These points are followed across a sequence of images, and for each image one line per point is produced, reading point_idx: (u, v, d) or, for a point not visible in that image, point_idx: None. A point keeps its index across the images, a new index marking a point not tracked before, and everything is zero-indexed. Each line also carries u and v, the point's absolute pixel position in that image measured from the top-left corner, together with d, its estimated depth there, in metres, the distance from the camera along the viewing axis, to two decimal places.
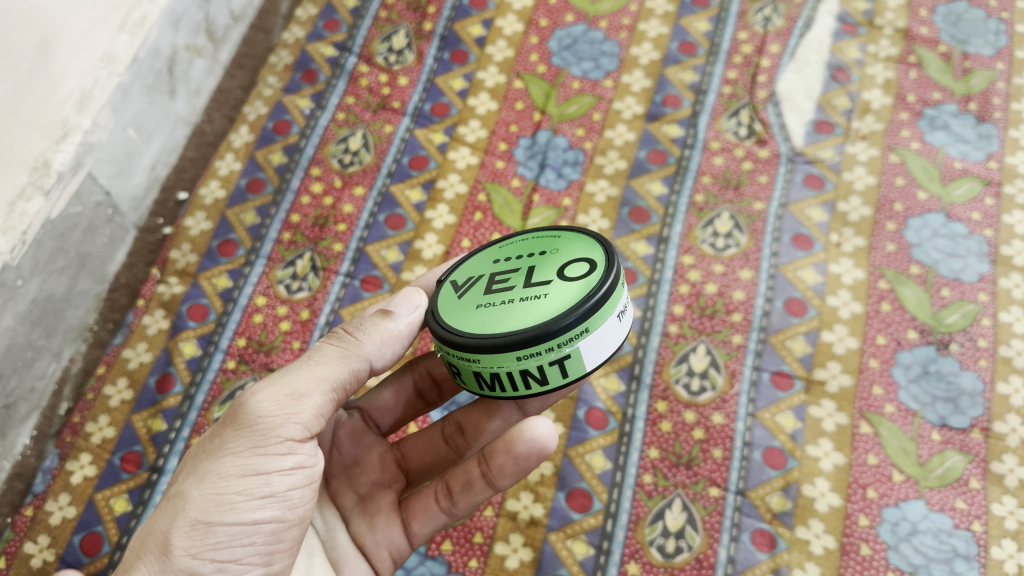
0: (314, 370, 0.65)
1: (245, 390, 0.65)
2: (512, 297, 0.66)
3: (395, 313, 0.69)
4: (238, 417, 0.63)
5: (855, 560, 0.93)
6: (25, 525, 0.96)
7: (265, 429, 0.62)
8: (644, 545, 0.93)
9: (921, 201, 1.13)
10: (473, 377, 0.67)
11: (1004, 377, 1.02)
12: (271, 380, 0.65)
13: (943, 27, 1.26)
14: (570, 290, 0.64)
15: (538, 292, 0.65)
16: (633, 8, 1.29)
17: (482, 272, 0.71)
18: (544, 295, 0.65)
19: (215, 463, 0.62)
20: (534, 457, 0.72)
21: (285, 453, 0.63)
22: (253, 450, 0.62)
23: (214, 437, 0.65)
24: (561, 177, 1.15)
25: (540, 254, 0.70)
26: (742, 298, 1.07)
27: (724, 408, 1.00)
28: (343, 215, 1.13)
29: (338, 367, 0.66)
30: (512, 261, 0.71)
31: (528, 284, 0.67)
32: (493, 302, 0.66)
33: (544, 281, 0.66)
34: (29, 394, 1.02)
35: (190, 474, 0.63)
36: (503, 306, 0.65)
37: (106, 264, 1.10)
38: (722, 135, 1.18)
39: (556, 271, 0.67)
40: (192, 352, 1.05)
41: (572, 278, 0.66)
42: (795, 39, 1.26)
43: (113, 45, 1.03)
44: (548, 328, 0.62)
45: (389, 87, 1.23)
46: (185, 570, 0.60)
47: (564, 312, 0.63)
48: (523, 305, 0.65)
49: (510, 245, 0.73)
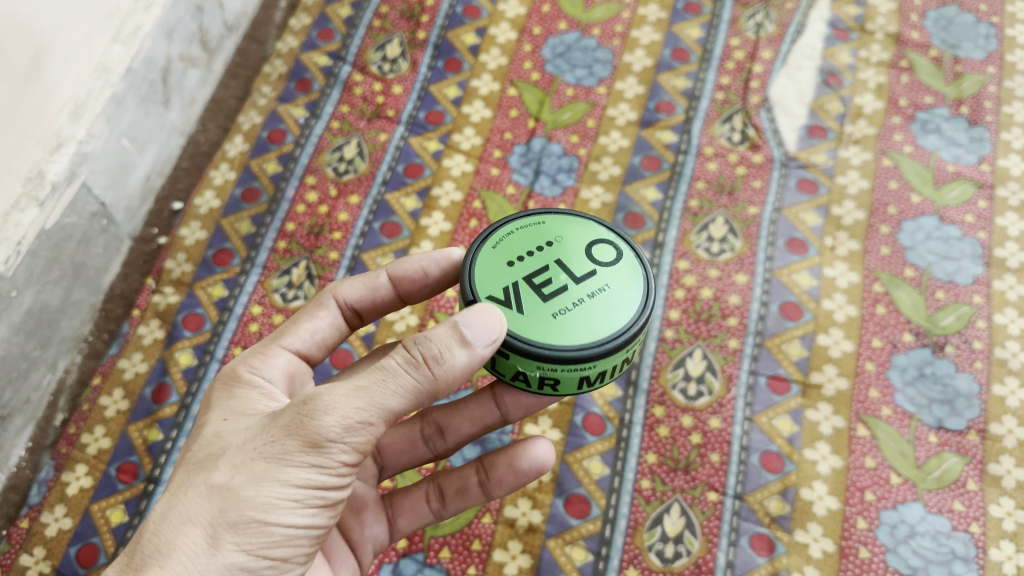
0: (390, 394, 0.58)
1: (317, 397, 0.58)
2: (581, 296, 0.70)
3: (472, 342, 0.61)
4: (304, 431, 0.58)
5: (854, 563, 0.93)
6: (20, 537, 0.95)
7: (330, 452, 0.58)
8: (643, 550, 0.93)
9: (914, 204, 1.14)
10: (573, 380, 0.70)
11: (1000, 379, 1.02)
12: (345, 400, 0.58)
13: (934, 32, 1.27)
14: (622, 275, 0.72)
15: (600, 287, 0.70)
16: (625, 15, 1.30)
17: (512, 280, 0.71)
18: (607, 287, 0.71)
19: (275, 469, 0.59)
20: (531, 474, 0.79)
21: (344, 468, 0.61)
22: (316, 468, 0.59)
23: (268, 436, 0.60)
24: (555, 183, 1.16)
25: (551, 248, 0.73)
26: (737, 302, 1.07)
27: (720, 413, 1.00)
28: (338, 224, 1.13)
29: (413, 396, 0.60)
30: (531, 262, 0.72)
31: (578, 278, 0.71)
32: (568, 306, 0.69)
33: (591, 272, 0.71)
34: (24, 406, 1.02)
35: (245, 470, 0.59)
36: (581, 306, 0.69)
37: (102, 274, 1.10)
38: (715, 141, 1.19)
39: (587, 258, 0.72)
40: (188, 362, 1.04)
41: (609, 264, 0.72)
42: (787, 45, 1.27)
43: (107, 55, 1.03)
44: (636, 319, 0.69)
45: (383, 96, 1.23)
46: (232, 565, 0.59)
47: (637, 299, 0.71)
48: (598, 301, 0.70)
49: (503, 245, 0.74)
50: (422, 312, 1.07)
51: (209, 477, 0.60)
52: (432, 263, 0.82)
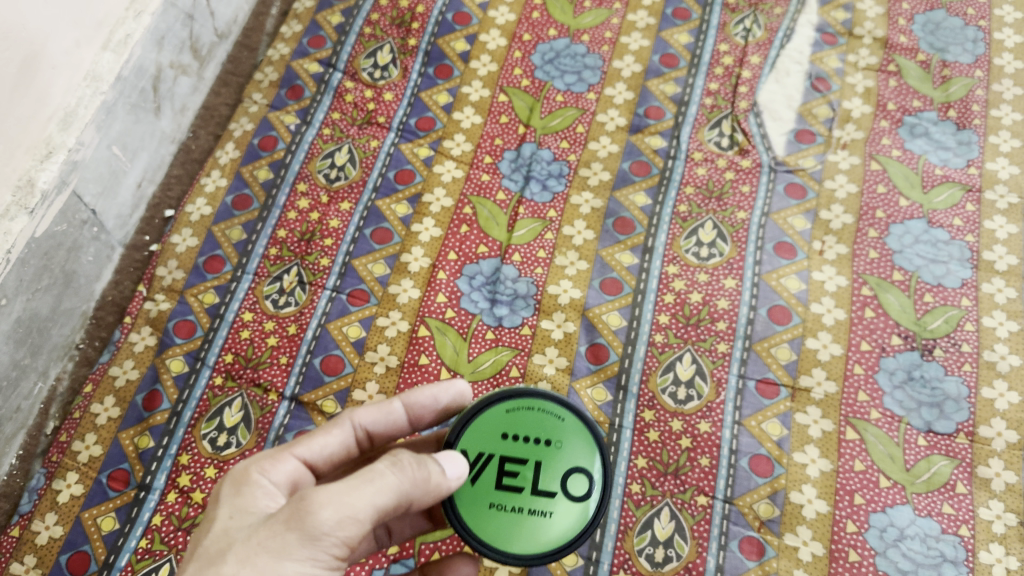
0: (375, 493, 0.58)
1: (309, 496, 0.57)
2: (522, 505, 0.71)
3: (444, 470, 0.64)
4: (301, 524, 0.56)
5: (844, 566, 0.93)
6: (10, 545, 0.95)
7: (325, 545, 0.56)
8: (634, 554, 0.93)
9: (902, 208, 1.15)
10: None
11: (988, 382, 1.03)
12: (340, 495, 0.57)
13: (922, 36, 1.28)
14: (571, 516, 0.71)
15: (545, 509, 0.71)
16: (615, 21, 1.30)
17: (489, 450, 0.72)
18: (551, 514, 0.71)
19: (275, 563, 0.56)
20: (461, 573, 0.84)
21: (336, 563, 0.58)
22: (312, 562, 0.57)
23: (268, 531, 0.58)
24: (545, 189, 1.16)
25: (544, 449, 0.73)
26: (726, 306, 1.07)
27: (710, 417, 1.01)
28: (330, 230, 1.14)
29: (397, 497, 0.60)
30: (517, 446, 0.72)
31: (536, 490, 0.71)
32: (505, 506, 0.71)
33: (550, 493, 0.71)
34: (16, 414, 1.02)
35: (246, 562, 0.56)
36: (514, 515, 0.71)
37: (93, 281, 1.11)
38: (704, 146, 1.19)
39: (560, 482, 0.72)
40: (180, 369, 1.05)
41: (574, 499, 0.72)
42: (776, 50, 1.27)
43: (96, 64, 1.04)
44: (548, 551, 0.71)
45: (374, 103, 1.23)
46: None
47: (564, 541, 0.71)
48: (531, 521, 0.71)
49: (519, 414, 0.74)
50: (413, 318, 1.07)
51: (216, 570, 0.56)
52: (442, 392, 0.77)
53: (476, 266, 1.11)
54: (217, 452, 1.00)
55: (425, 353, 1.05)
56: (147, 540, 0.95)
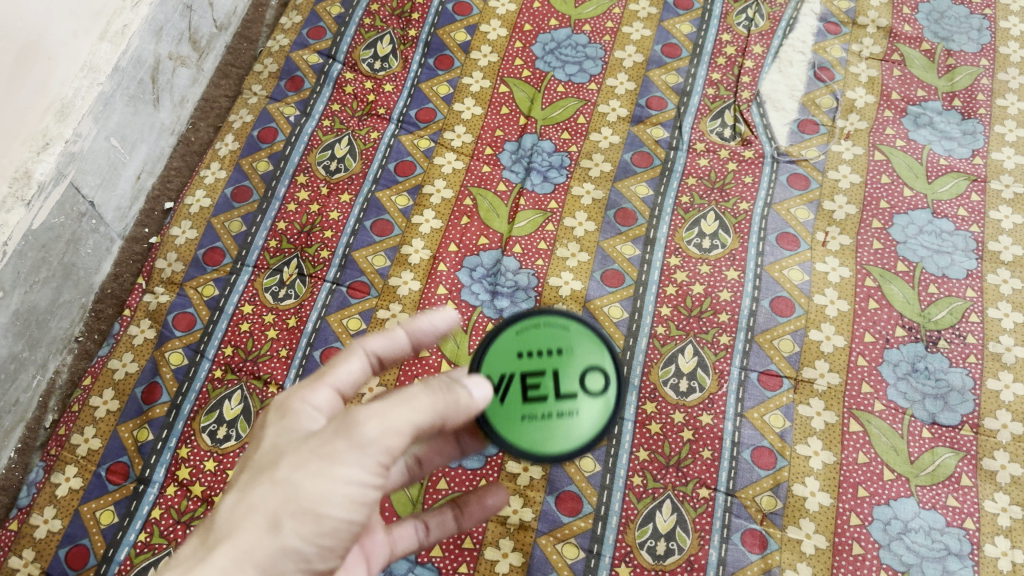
0: (411, 414, 0.55)
1: (350, 413, 0.55)
2: (548, 411, 0.68)
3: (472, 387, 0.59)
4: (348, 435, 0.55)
5: (847, 560, 0.93)
6: (9, 539, 0.95)
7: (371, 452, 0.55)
8: (635, 547, 0.93)
9: (906, 198, 1.14)
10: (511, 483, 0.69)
11: (994, 373, 1.02)
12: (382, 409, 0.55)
13: (926, 25, 1.26)
14: (594, 409, 0.69)
15: (571, 408, 0.68)
16: (616, 11, 1.29)
17: (510, 373, 0.69)
18: (575, 413, 0.68)
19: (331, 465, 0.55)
20: None
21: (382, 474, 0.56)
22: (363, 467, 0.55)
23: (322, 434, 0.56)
24: (546, 180, 1.15)
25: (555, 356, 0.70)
26: (728, 298, 1.06)
27: (712, 409, 1.00)
28: (330, 222, 1.13)
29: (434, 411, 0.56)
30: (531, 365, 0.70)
31: (559, 394, 0.69)
32: (535, 415, 0.68)
33: (570, 394, 0.69)
34: (14, 407, 1.02)
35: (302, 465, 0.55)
36: (545, 422, 0.68)
37: (93, 274, 1.10)
38: (706, 136, 1.18)
39: (578, 379, 0.70)
40: (179, 361, 1.04)
41: (591, 392, 0.69)
42: (779, 39, 1.26)
43: (94, 54, 1.03)
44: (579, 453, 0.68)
45: (374, 94, 1.23)
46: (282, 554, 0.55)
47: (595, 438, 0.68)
48: (562, 426, 0.68)
49: (527, 334, 0.71)
50: (413, 310, 1.07)
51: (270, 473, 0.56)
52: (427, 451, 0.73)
53: (476, 257, 1.10)
54: (217, 445, 0.99)
55: (425, 346, 1.04)
56: (146, 534, 0.95)
